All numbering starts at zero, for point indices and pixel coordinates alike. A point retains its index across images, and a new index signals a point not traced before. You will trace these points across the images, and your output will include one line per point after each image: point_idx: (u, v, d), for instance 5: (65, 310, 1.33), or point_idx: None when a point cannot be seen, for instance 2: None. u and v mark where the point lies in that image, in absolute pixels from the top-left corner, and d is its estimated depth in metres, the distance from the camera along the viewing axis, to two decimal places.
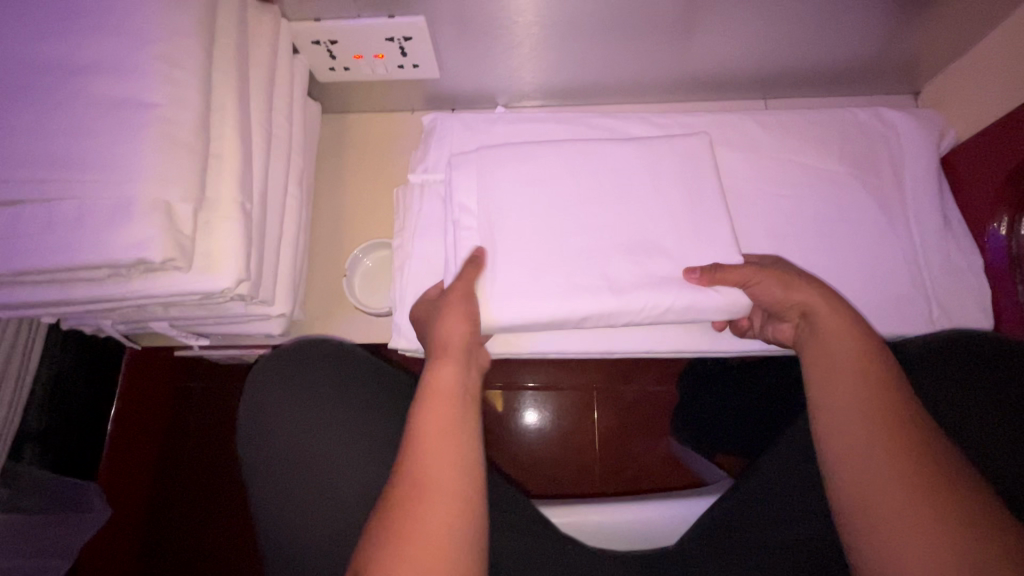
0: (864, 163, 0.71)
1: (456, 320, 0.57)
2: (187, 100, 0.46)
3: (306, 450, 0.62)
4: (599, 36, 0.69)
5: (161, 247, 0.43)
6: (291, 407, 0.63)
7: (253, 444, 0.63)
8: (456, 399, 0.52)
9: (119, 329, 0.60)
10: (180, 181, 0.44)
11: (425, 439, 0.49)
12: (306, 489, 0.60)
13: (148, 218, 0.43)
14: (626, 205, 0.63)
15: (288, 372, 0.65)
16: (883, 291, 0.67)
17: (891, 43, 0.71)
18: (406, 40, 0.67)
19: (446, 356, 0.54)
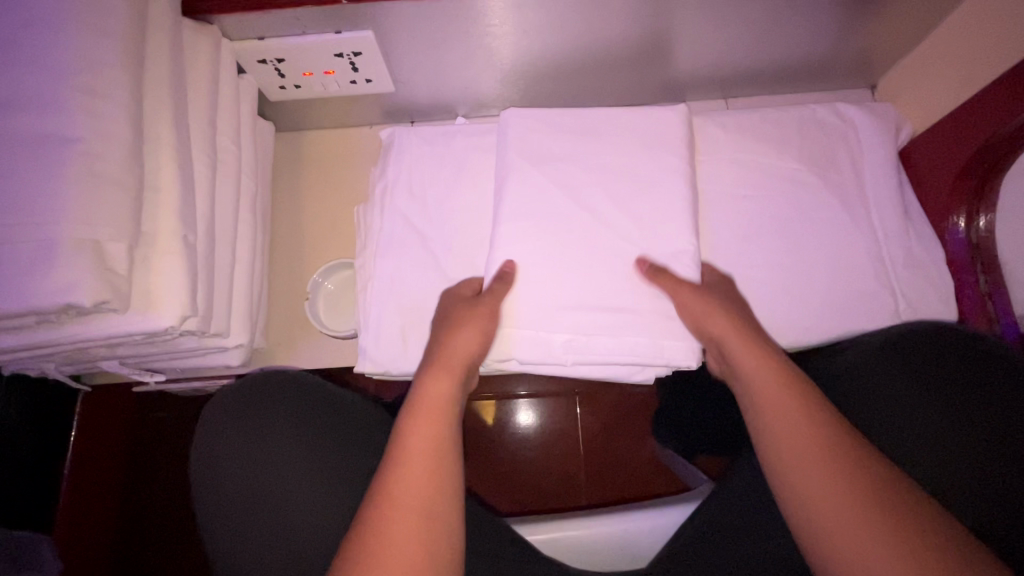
0: (824, 160, 0.71)
1: (470, 333, 0.56)
2: (115, 133, 0.44)
3: (268, 480, 0.60)
4: (553, 43, 0.68)
5: (91, 291, 0.41)
6: (245, 441, 0.61)
7: (207, 483, 0.60)
8: (442, 414, 0.53)
9: (65, 370, 0.57)
10: (110, 219, 0.42)
11: (405, 456, 0.50)
12: (269, 518, 0.58)
13: (74, 260, 0.40)
14: (570, 234, 0.60)
15: (243, 405, 0.63)
16: (849, 289, 0.67)
17: (845, 39, 0.71)
18: (355, 56, 0.65)
19: (446, 369, 0.55)
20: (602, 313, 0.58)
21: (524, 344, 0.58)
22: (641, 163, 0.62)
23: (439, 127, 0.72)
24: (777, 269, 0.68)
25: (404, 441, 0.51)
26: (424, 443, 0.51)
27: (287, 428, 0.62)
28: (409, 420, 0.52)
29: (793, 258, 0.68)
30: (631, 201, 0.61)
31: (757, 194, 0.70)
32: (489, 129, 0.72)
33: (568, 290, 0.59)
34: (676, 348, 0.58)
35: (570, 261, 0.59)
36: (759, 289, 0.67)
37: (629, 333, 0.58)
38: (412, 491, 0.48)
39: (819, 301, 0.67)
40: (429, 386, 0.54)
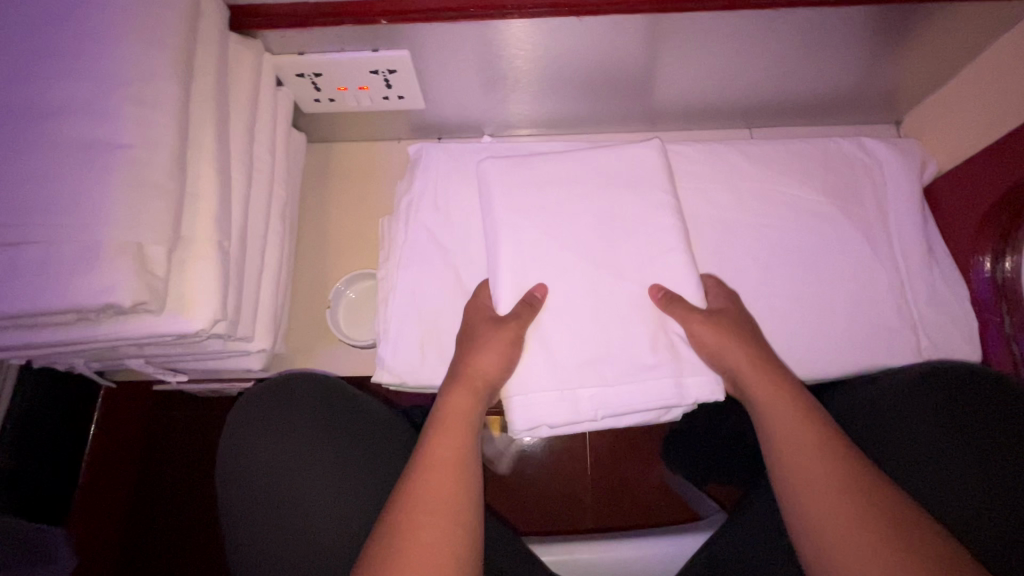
0: (847, 194, 0.71)
1: (492, 351, 0.56)
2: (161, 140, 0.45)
3: (292, 486, 0.60)
4: (583, 66, 0.69)
5: (132, 291, 0.42)
6: (274, 445, 0.62)
7: (235, 484, 0.61)
8: (466, 424, 0.54)
9: (93, 366, 0.58)
10: (153, 223, 0.44)
11: (429, 462, 0.51)
12: (292, 523, 0.58)
13: (117, 262, 0.42)
14: (574, 288, 0.60)
15: (273, 409, 0.64)
16: (870, 324, 0.67)
17: (872, 74, 0.72)
18: (391, 73, 0.67)
19: (472, 382, 0.56)
20: (617, 367, 0.58)
21: (548, 404, 0.57)
22: (629, 201, 0.63)
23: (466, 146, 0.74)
24: (797, 300, 0.68)
25: (428, 448, 0.53)
26: (448, 452, 0.52)
27: (307, 432, 0.62)
28: (434, 430, 0.54)
29: (814, 289, 0.68)
30: (616, 236, 0.62)
31: (777, 225, 0.71)
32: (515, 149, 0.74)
33: (580, 343, 0.58)
34: (696, 384, 0.57)
35: (581, 314, 0.60)
36: (780, 319, 0.67)
37: (647, 379, 0.57)
38: (445, 501, 0.49)
39: (839, 335, 0.66)
40: (455, 398, 0.56)
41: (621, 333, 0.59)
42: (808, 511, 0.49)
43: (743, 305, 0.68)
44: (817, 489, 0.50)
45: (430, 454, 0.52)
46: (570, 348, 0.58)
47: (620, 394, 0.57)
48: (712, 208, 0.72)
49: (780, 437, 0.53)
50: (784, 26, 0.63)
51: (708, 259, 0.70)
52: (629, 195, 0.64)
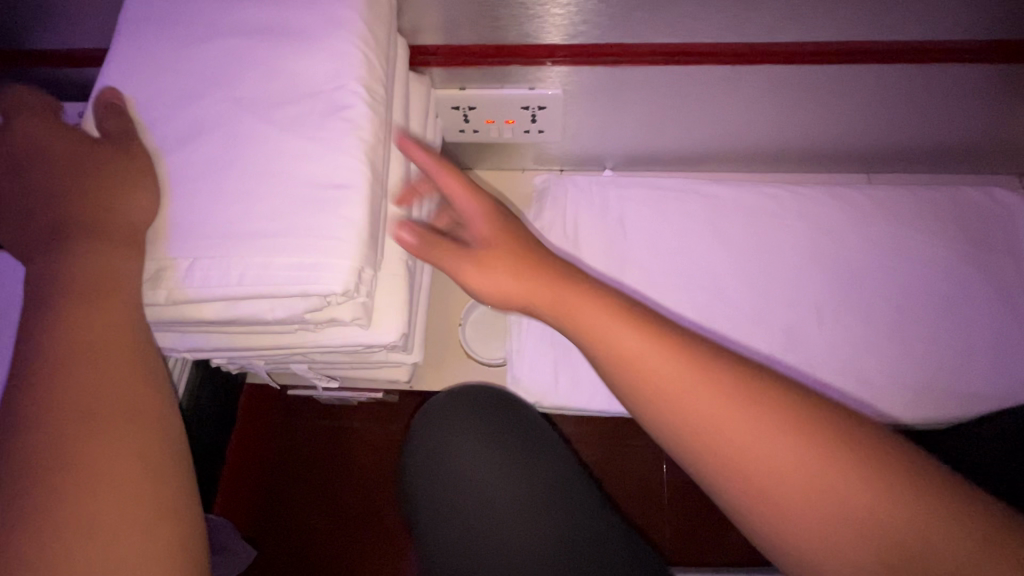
0: (971, 241, 0.73)
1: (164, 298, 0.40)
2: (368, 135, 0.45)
3: (484, 503, 0.62)
4: (717, 105, 0.72)
5: (340, 279, 0.42)
6: (476, 444, 0.65)
7: (436, 462, 0.65)
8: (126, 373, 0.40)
9: (263, 369, 0.62)
10: (370, 244, 0.44)
11: (83, 438, 0.37)
12: (489, 537, 0.60)
13: (341, 252, 0.42)
14: (197, 161, 0.45)
15: (487, 414, 0.67)
16: (997, 370, 0.68)
17: (1002, 125, 0.73)
18: (540, 109, 0.72)
19: (93, 292, 0.40)
20: (214, 243, 0.42)
21: (184, 254, 0.42)
22: (317, 70, 0.47)
23: (600, 192, 0.80)
24: (923, 342, 0.70)
25: (31, 428, 0.36)
26: (119, 469, 0.37)
27: (482, 456, 0.65)
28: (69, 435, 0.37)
29: (939, 332, 0.70)
30: (274, 103, 0.46)
31: (900, 272, 0.73)
32: (642, 198, 0.79)
33: (183, 229, 0.43)
34: (328, 275, 0.42)
35: (266, 190, 0.43)
36: (904, 357, 0.70)
37: (259, 250, 0.42)
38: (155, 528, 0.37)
39: (967, 381, 0.68)
40: (76, 346, 0.39)
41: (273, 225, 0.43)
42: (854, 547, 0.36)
43: (871, 350, 0.70)
44: (757, 478, 0.38)
45: (30, 423, 0.36)
46: (179, 237, 0.43)
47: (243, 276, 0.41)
48: (837, 251, 0.74)
49: (657, 420, 0.41)
50: (926, 76, 0.65)
51: (832, 301, 0.72)
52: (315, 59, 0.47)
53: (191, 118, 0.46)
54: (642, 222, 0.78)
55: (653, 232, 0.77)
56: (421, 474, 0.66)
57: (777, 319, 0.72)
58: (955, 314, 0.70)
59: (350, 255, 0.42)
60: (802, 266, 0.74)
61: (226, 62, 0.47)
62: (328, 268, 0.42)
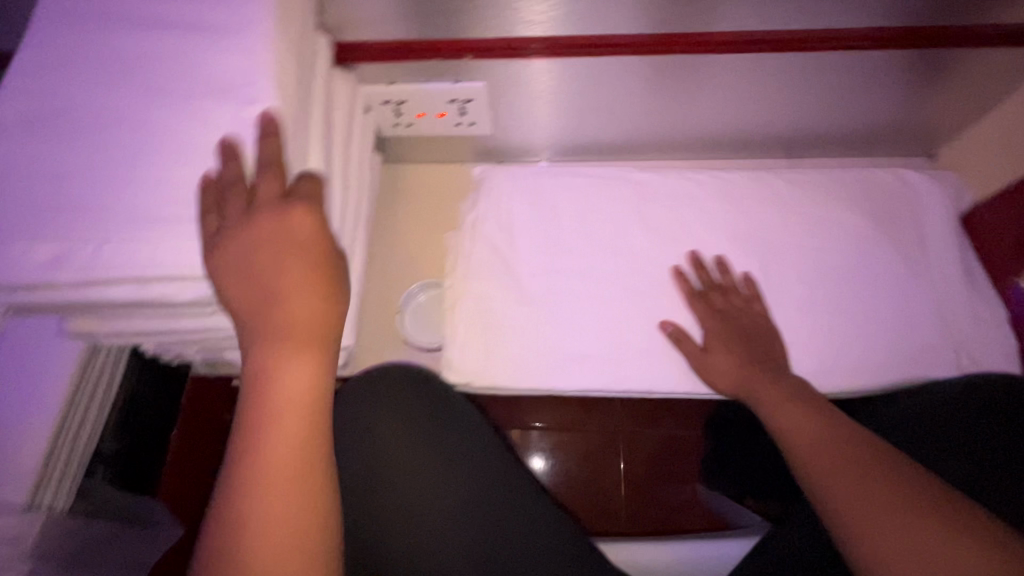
0: (885, 219, 0.76)
1: (297, 302, 0.41)
2: (275, 125, 0.47)
3: (407, 485, 0.60)
4: (638, 97, 0.75)
5: None
6: (402, 427, 0.62)
7: (357, 441, 0.62)
8: (305, 412, 0.40)
9: (196, 357, 0.64)
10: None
11: (261, 454, 0.38)
12: (413, 521, 0.58)
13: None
14: (99, 148, 0.45)
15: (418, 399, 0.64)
16: (912, 342, 0.71)
17: (909, 110, 0.77)
18: (467, 102, 0.74)
19: (305, 348, 0.41)
20: (119, 228, 0.43)
21: (86, 239, 0.43)
22: (222, 62, 0.48)
23: (529, 180, 0.81)
24: (840, 317, 0.73)
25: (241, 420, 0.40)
26: (285, 446, 0.39)
27: (410, 437, 0.62)
28: (245, 423, 0.39)
29: (855, 306, 0.73)
30: (180, 94, 0.47)
31: (819, 250, 0.75)
32: (576, 185, 0.81)
33: (85, 215, 0.43)
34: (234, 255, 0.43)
35: (171, 176, 0.45)
36: (823, 331, 0.72)
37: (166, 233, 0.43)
38: (280, 494, 0.38)
39: (878, 353, 0.71)
40: (288, 335, 0.41)
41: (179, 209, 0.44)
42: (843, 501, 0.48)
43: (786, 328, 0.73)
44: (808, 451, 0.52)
45: (275, 416, 0.39)
46: (80, 222, 0.43)
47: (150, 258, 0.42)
48: (756, 234, 0.77)
49: (816, 460, 0.51)
50: (830, 64, 0.68)
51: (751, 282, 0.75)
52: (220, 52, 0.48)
53: (94, 107, 0.46)
54: (575, 208, 0.79)
55: (583, 219, 0.79)
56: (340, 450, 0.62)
57: (698, 299, 0.74)
58: (872, 290, 0.73)
59: (257, 234, 0.44)
60: (723, 248, 0.77)
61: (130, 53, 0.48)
62: (235, 247, 0.43)
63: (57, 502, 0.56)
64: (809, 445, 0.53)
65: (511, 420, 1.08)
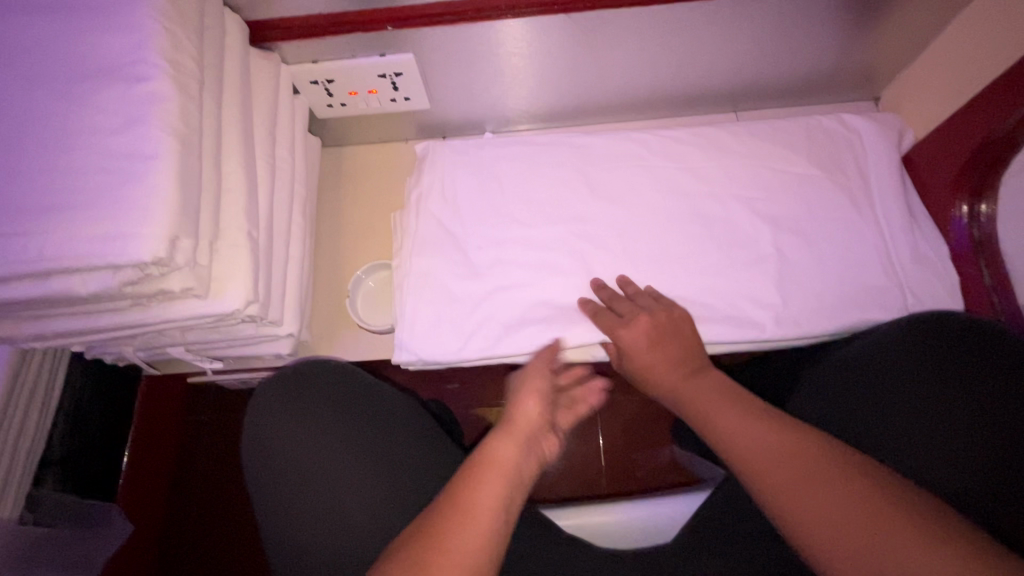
0: (830, 165, 0.75)
1: (513, 443, 0.55)
2: (173, 108, 0.45)
3: (311, 473, 0.63)
4: (574, 61, 0.73)
5: (149, 247, 0.42)
6: (327, 410, 0.66)
7: (283, 408, 0.66)
8: (511, 478, 0.52)
9: (140, 356, 0.64)
10: (186, 215, 0.44)
11: (472, 504, 0.49)
12: (315, 510, 0.61)
13: (152, 221, 0.42)
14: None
15: (348, 396, 0.67)
16: (862, 288, 0.70)
17: (849, 55, 0.76)
18: (396, 76, 0.72)
19: (516, 434, 0.56)
20: (20, 222, 0.42)
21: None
22: (118, 49, 0.46)
23: (470, 152, 0.78)
24: (794, 268, 0.71)
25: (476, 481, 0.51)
26: (488, 501, 0.49)
27: (313, 433, 0.64)
28: (477, 475, 0.51)
29: (808, 257, 0.71)
30: (77, 86, 0.46)
31: (771, 202, 0.74)
32: (521, 154, 0.78)
33: None
34: (136, 241, 0.42)
35: (73, 169, 0.44)
36: (777, 282, 0.70)
37: (66, 224, 0.42)
38: (471, 540, 0.46)
39: (834, 300, 0.69)
40: (490, 468, 0.52)
41: (80, 201, 0.43)
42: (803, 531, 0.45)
43: (741, 284, 0.71)
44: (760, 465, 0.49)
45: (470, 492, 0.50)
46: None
47: (50, 249, 0.42)
48: (709, 190, 0.75)
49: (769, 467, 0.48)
50: (762, 12, 0.66)
51: (704, 238, 0.73)
52: (115, 39, 0.47)
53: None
54: (519, 178, 0.77)
55: (529, 188, 0.76)
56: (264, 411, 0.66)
57: (645, 260, 0.73)
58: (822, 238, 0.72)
59: (160, 217, 0.43)
60: (671, 207, 0.75)
61: (26, 48, 0.47)
62: (137, 231, 0.42)
63: (4, 510, 0.56)
64: (766, 460, 0.49)
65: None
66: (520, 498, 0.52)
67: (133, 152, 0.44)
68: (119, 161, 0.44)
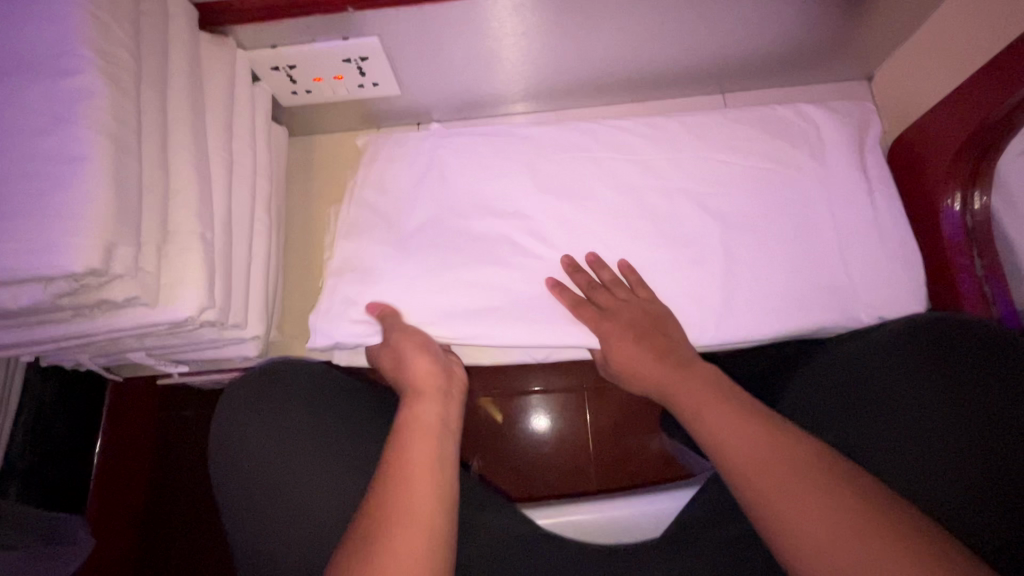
0: (821, 149, 0.71)
1: (430, 404, 0.59)
2: (104, 104, 0.42)
3: (285, 482, 0.60)
4: (549, 42, 0.69)
5: (83, 256, 0.39)
6: (301, 413, 0.64)
7: (256, 412, 0.64)
8: (435, 432, 0.56)
9: (100, 362, 0.61)
10: (123, 221, 0.41)
11: (407, 465, 0.52)
12: (286, 515, 0.59)
13: (84, 229, 0.39)
14: None
15: (323, 398, 0.66)
16: (852, 278, 0.67)
17: (841, 32, 0.72)
18: (362, 61, 0.68)
19: (428, 425, 0.57)
20: None
21: None
22: (44, 38, 0.43)
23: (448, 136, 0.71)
24: (782, 259, 0.68)
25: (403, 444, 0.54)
26: (422, 459, 0.53)
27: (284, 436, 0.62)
28: (400, 439, 0.55)
29: (796, 246, 0.68)
30: (1, 80, 0.42)
31: (760, 189, 0.70)
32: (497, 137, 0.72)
33: None
34: (68, 250, 0.39)
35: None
36: (763, 273, 0.67)
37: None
38: (417, 505, 0.49)
39: (821, 292, 0.67)
40: (411, 431, 0.56)
41: (8, 206, 0.40)
42: (789, 535, 0.44)
43: (727, 276, 0.67)
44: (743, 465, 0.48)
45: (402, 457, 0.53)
46: None
47: None
48: (697, 177, 0.71)
49: (731, 452, 0.49)
50: None
51: (691, 228, 0.69)
52: (41, 28, 0.43)
53: None
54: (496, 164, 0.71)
55: (506, 176, 0.71)
56: (233, 418, 0.64)
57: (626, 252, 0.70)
58: (810, 227, 0.69)
59: (93, 224, 0.40)
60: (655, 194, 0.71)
61: None
62: (70, 241, 0.39)
63: None
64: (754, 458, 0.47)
65: (501, 386, 1.05)
66: (450, 446, 0.57)
67: (63, 153, 0.41)
68: (48, 165, 0.41)
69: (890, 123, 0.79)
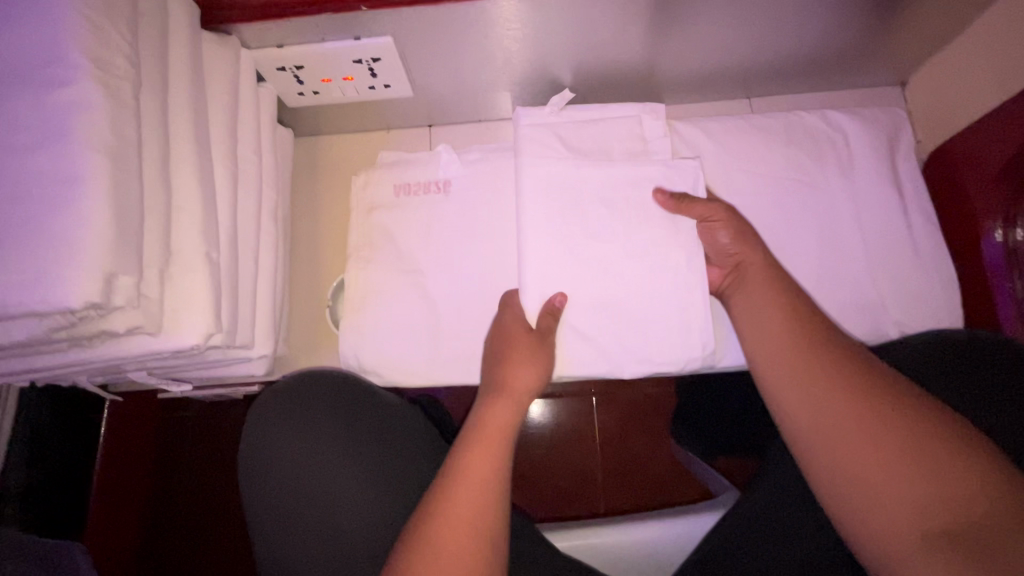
0: (855, 160, 0.68)
1: (505, 402, 0.54)
2: (100, 118, 0.38)
3: (311, 500, 0.58)
4: (573, 44, 0.66)
5: (80, 289, 0.36)
6: (330, 426, 0.60)
7: (283, 422, 0.60)
8: (503, 439, 0.51)
9: (97, 380, 0.58)
10: (124, 248, 0.38)
11: (464, 471, 0.48)
12: (311, 533, 0.57)
13: (82, 259, 0.36)
14: None
15: (350, 412, 0.61)
16: (885, 296, 0.64)
17: (877, 37, 0.68)
18: (375, 61, 0.63)
19: (490, 442, 0.51)
20: None
21: None
22: (31, 48, 0.39)
23: (563, 93, 0.63)
24: (813, 276, 0.65)
25: (466, 448, 0.50)
26: (481, 468, 0.49)
27: (344, 443, 0.60)
28: (469, 443, 0.51)
29: (827, 263, 0.65)
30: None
31: (792, 203, 0.67)
32: (534, 139, 0.63)
33: None
34: (63, 282, 0.36)
35: None
36: None
37: None
38: (467, 511, 0.46)
39: (853, 311, 0.64)
40: (477, 436, 0.51)
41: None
42: None
43: None
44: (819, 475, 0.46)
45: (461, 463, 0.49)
46: None
47: None
48: (726, 190, 0.67)
49: None
50: None
51: None
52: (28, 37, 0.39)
53: None
54: (531, 170, 0.63)
55: (545, 185, 0.63)
56: (261, 426, 0.61)
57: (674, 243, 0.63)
58: (841, 242, 0.66)
59: (89, 254, 0.36)
60: None
61: None
62: (65, 274, 0.36)
63: None
64: None
65: None
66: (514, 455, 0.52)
67: (54, 175, 0.37)
68: (38, 191, 0.37)
69: (922, 132, 0.76)
